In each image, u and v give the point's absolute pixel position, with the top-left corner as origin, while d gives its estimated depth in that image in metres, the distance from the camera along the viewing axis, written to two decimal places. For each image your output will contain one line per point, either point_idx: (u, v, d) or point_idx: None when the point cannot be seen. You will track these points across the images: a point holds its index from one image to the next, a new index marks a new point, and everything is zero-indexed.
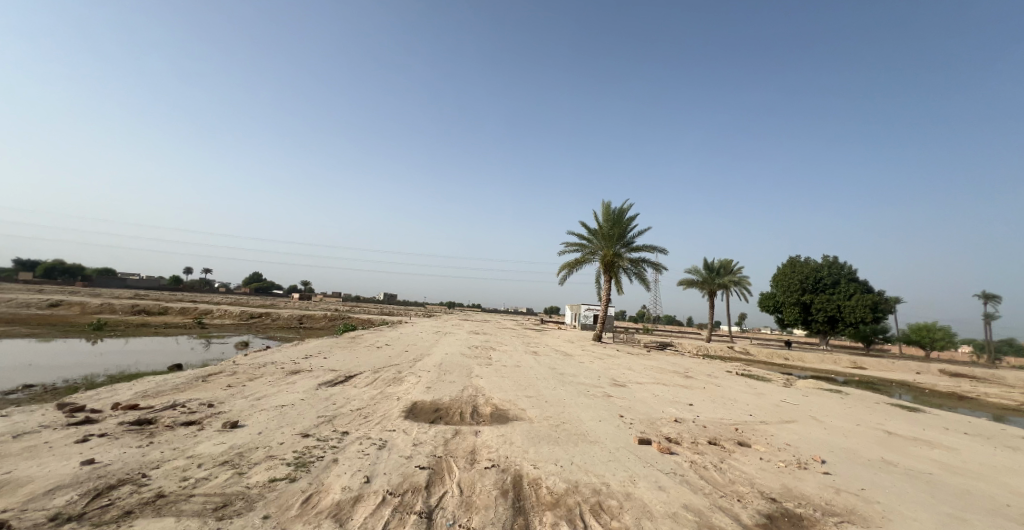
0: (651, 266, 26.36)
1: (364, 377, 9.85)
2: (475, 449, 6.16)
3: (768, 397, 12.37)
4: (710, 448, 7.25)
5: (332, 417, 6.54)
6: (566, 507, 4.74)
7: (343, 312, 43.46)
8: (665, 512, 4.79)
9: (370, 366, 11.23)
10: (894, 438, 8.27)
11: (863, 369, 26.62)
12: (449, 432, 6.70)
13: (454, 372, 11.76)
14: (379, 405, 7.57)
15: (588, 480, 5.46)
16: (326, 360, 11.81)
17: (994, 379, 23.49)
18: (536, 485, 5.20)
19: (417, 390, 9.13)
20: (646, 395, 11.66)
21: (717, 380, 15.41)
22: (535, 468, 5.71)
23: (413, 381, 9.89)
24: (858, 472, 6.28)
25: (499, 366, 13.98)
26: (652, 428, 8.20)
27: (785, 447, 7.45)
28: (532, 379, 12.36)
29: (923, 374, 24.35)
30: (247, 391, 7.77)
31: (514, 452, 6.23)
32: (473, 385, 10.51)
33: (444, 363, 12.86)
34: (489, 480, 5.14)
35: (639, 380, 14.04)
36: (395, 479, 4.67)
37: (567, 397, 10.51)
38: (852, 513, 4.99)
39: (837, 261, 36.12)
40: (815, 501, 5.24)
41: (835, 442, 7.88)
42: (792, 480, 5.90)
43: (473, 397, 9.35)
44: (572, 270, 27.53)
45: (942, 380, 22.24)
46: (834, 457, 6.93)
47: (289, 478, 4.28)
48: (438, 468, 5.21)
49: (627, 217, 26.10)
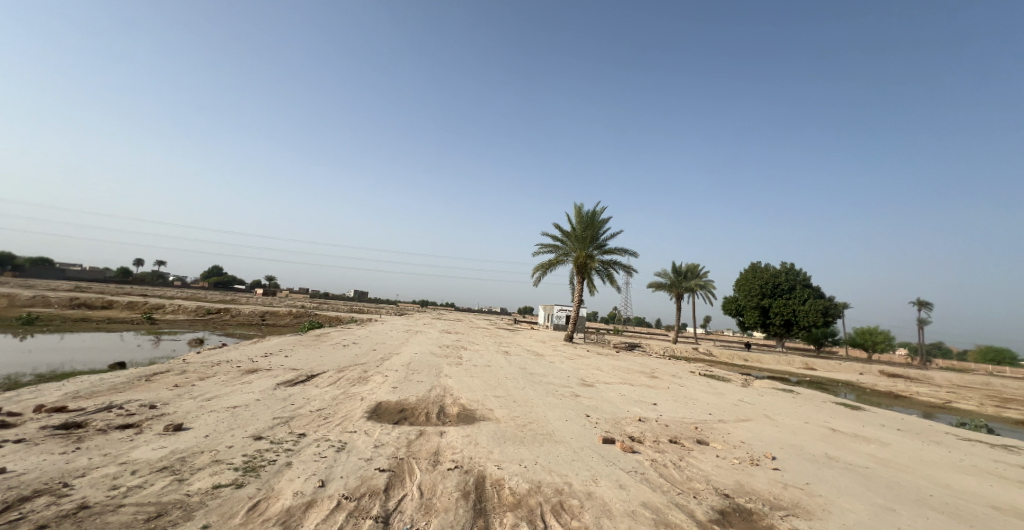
0: (622, 269, 26.97)
1: (325, 377, 9.50)
2: (439, 451, 6.05)
3: (726, 397, 12.88)
4: (670, 446, 7.47)
5: (289, 418, 6.28)
6: (527, 507, 4.73)
7: (309, 312, 36.62)
8: (624, 510, 4.86)
9: (333, 365, 10.86)
10: (837, 435, 8.77)
11: (814, 369, 28.19)
12: (412, 433, 6.55)
13: (423, 371, 11.58)
14: (341, 405, 7.34)
15: (550, 480, 5.48)
16: (287, 358, 11.31)
17: (926, 380, 25.45)
18: (498, 486, 5.17)
19: (382, 390, 8.90)
20: (613, 394, 11.88)
21: (680, 380, 15.98)
22: (499, 469, 5.68)
23: (379, 381, 9.64)
24: (804, 468, 6.61)
25: (469, 366, 13.88)
26: (617, 428, 8.35)
27: (739, 444, 7.77)
28: (502, 379, 12.34)
29: (866, 375, 26.02)
30: (197, 391, 7.35)
31: (478, 453, 6.18)
32: (441, 384, 10.37)
33: (413, 363, 12.65)
34: (451, 482, 5.06)
35: (607, 380, 14.35)
36: (354, 483, 4.51)
37: (535, 397, 10.56)
38: (797, 507, 5.22)
39: (793, 268, 38.09)
40: (764, 496, 5.47)
41: (785, 439, 8.27)
42: (744, 476, 6.15)
43: (440, 396, 9.22)
44: (546, 270, 27.75)
45: (883, 381, 23.81)
46: (783, 454, 7.27)
47: (235, 485, 4.06)
48: (400, 470, 5.08)
49: (600, 220, 26.53)
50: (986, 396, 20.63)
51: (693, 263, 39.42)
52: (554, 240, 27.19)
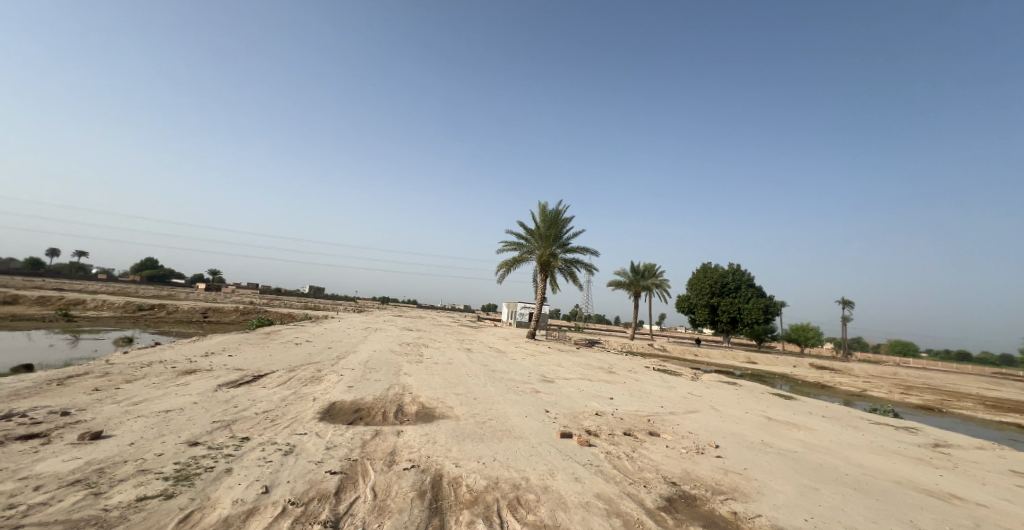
0: (584, 267, 27.58)
1: (275, 377, 9.05)
2: (395, 451, 5.94)
3: (677, 390, 13.53)
4: (625, 438, 7.75)
5: (231, 421, 5.92)
6: (484, 504, 4.75)
7: (256, 312, 31.83)
8: (579, 502, 4.99)
9: (283, 364, 10.36)
10: (773, 423, 9.46)
11: (755, 363, 30.23)
12: (367, 434, 6.37)
13: (381, 369, 11.33)
14: (291, 407, 7.01)
15: (508, 476, 5.53)
16: (230, 358, 10.63)
17: (849, 371, 28.00)
18: (455, 484, 5.15)
19: (336, 390, 8.59)
20: (572, 390, 12.13)
21: (635, 375, 16.61)
22: (456, 467, 5.65)
23: (334, 380, 9.31)
24: (743, 454, 7.09)
25: (429, 363, 13.69)
26: (575, 422, 8.55)
27: (687, 435, 8.19)
28: (463, 376, 12.28)
29: (799, 368, 28.21)
30: (122, 395, 6.76)
31: (436, 452, 6.12)
32: (400, 383, 10.16)
33: (371, 361, 12.29)
34: (407, 482, 4.99)
35: (566, 375, 14.66)
36: (302, 488, 4.33)
37: (496, 393, 10.60)
38: (736, 490, 5.59)
39: (739, 268, 40.54)
40: (708, 483, 5.79)
41: (728, 428, 8.82)
42: (690, 464, 6.50)
43: (399, 395, 9.03)
44: (510, 268, 27.85)
45: (813, 373, 25.93)
46: (726, 442, 7.75)
47: (164, 496, 3.78)
48: (353, 472, 4.93)
49: (563, 219, 26.96)
50: (897, 384, 23.04)
51: (651, 263, 40.99)
52: (517, 238, 27.36)
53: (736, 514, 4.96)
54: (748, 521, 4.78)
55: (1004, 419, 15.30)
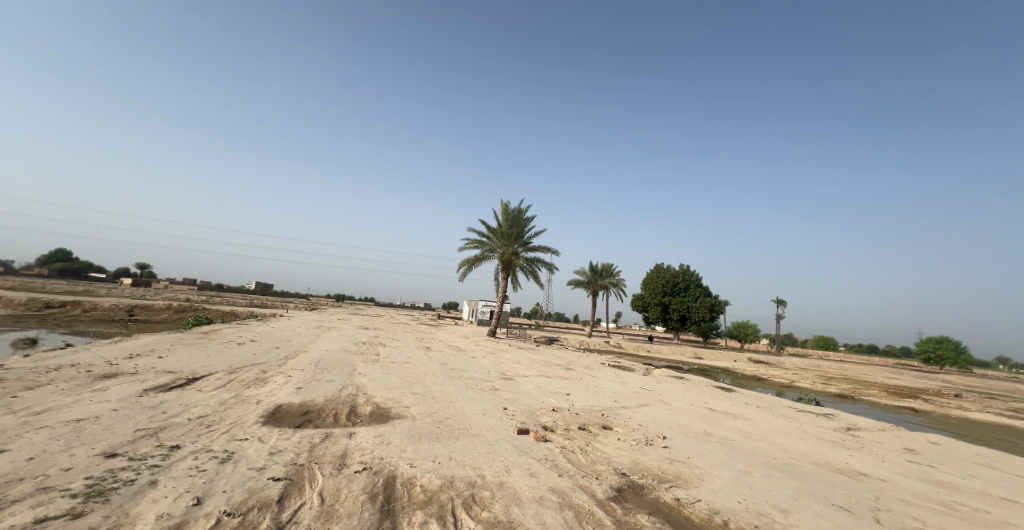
0: (545, 266, 27.97)
1: (213, 380, 8.47)
2: (346, 453, 5.76)
3: (629, 385, 14.09)
4: (579, 432, 7.97)
5: (158, 429, 5.49)
6: (438, 504, 4.72)
7: (190, 311, 29.10)
8: (533, 497, 5.08)
9: (223, 366, 9.72)
10: (714, 413, 10.09)
11: (701, 358, 32.05)
12: (317, 437, 6.13)
13: (333, 370, 10.93)
14: (230, 411, 6.60)
15: (464, 474, 5.52)
16: (160, 360, 9.82)
17: (781, 364, 30.41)
18: (409, 484, 5.08)
19: (283, 392, 8.18)
20: (530, 387, 12.29)
21: (591, 371, 17.09)
22: (411, 467, 5.57)
23: (280, 381, 8.87)
24: (687, 444, 7.51)
25: (386, 363, 13.35)
26: (532, 419, 8.68)
27: (638, 427, 8.55)
28: (421, 375, 12.08)
29: (739, 362, 30.25)
30: (24, 404, 6.08)
31: (390, 453, 6.00)
32: (354, 383, 9.86)
33: (323, 361, 11.83)
34: (357, 485, 4.86)
35: (525, 373, 14.82)
36: (240, 497, 4.10)
37: (454, 392, 10.54)
38: (679, 478, 5.92)
39: (689, 268, 42.76)
40: (654, 472, 6.09)
41: (675, 419, 9.31)
42: (639, 455, 6.80)
43: (352, 396, 8.76)
44: (472, 266, 27.71)
45: (751, 366, 27.91)
46: (672, 433, 8.18)
47: (71, 515, 3.45)
48: (299, 478, 4.73)
49: (525, 218, 27.17)
50: (821, 375, 25.31)
51: (608, 263, 42.27)
52: (479, 236, 27.25)
53: (678, 499, 5.25)
54: (689, 506, 5.07)
55: (907, 405, 17.23)
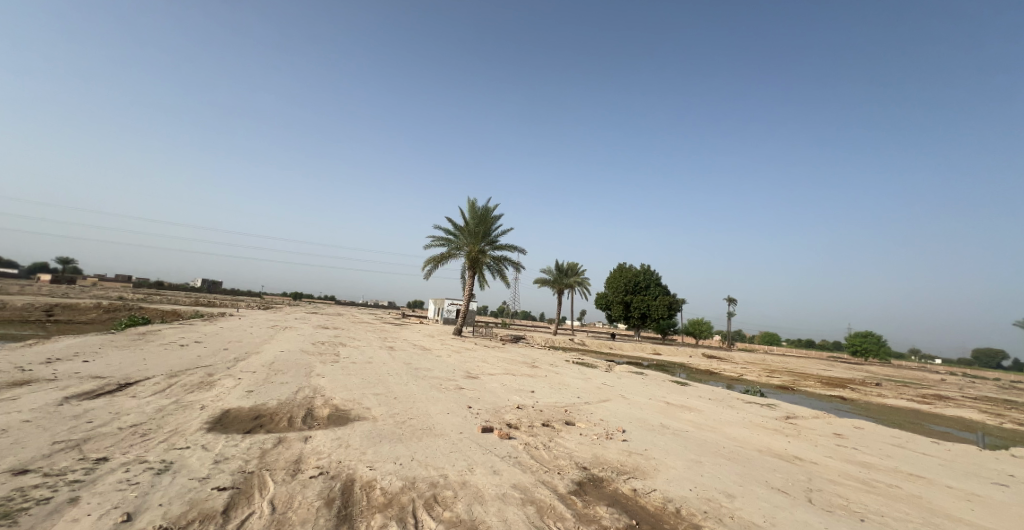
0: (511, 264, 28.04)
1: (150, 385, 7.88)
2: (301, 458, 5.53)
3: (592, 381, 14.42)
4: (543, 429, 8.07)
5: (81, 441, 5.04)
6: (398, 506, 4.63)
7: (122, 311, 26.95)
8: (495, 494, 5.09)
9: (162, 370, 9.05)
10: (670, 407, 10.51)
11: (660, 354, 33.32)
12: (268, 442, 5.84)
13: (288, 371, 10.48)
14: (169, 418, 6.16)
15: (426, 474, 5.45)
16: (88, 365, 9.01)
17: (732, 359, 32.17)
18: (368, 488, 4.95)
19: (231, 395, 7.74)
20: (495, 385, 12.32)
21: (556, 368, 17.36)
22: (370, 470, 5.43)
23: (228, 385, 8.40)
24: (645, 436, 7.79)
25: (346, 363, 12.92)
26: (496, 416, 8.70)
27: (599, 422, 8.75)
28: (383, 376, 11.80)
29: (694, 357, 31.69)
30: None
31: (348, 456, 5.81)
32: (311, 385, 9.49)
33: (277, 362, 11.30)
34: (312, 491, 4.68)
35: (490, 371, 14.82)
36: (179, 510, 3.84)
37: (418, 391, 10.39)
38: (637, 469, 6.12)
39: (650, 268, 44.28)
40: (614, 464, 6.27)
41: (634, 413, 9.61)
42: (599, 449, 6.98)
43: (309, 398, 8.42)
44: (438, 264, 27.36)
45: (705, 362, 29.33)
46: (631, 426, 8.45)
47: None
48: (247, 486, 4.50)
49: (492, 216, 27.11)
50: (766, 369, 27.01)
51: (574, 262, 43.00)
52: (444, 234, 26.93)
53: (636, 490, 5.42)
54: (645, 496, 5.26)
55: (837, 394, 18.75)
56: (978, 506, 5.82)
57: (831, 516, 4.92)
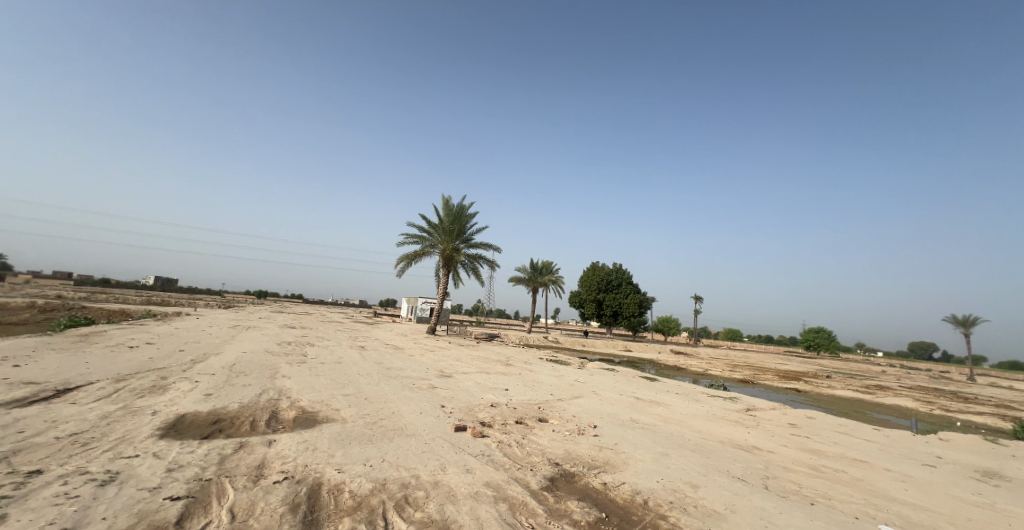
0: (486, 263, 27.94)
1: (94, 391, 7.37)
2: (264, 463, 5.31)
3: (565, 378, 14.58)
4: (516, 426, 8.08)
5: (11, 454, 4.64)
6: (368, 508, 4.52)
7: (63, 311, 25.17)
8: (468, 493, 5.05)
9: (108, 374, 8.48)
10: (640, 402, 10.75)
11: (630, 351, 34.11)
12: (228, 448, 5.57)
13: (251, 373, 10.06)
14: (116, 426, 5.78)
15: (397, 476, 5.35)
16: (23, 370, 8.33)
17: (698, 355, 33.33)
18: (336, 491, 4.81)
19: (188, 400, 7.35)
20: (468, 383, 12.24)
21: (530, 366, 17.46)
22: (339, 473, 5.28)
23: (184, 388, 7.97)
24: (616, 431, 7.93)
25: (314, 364, 12.53)
26: (469, 415, 8.65)
27: (572, 418, 8.84)
28: (353, 376, 11.52)
29: (663, 354, 32.63)
30: None
31: (316, 459, 5.63)
32: (276, 387, 9.13)
33: (239, 364, 10.81)
34: (275, 497, 4.50)
35: (464, 370, 14.73)
36: (126, 523, 3.61)
37: (389, 391, 10.19)
38: (607, 463, 6.23)
39: (622, 267, 45.18)
40: (585, 460, 6.35)
41: (605, 409, 9.77)
42: (571, 444, 7.05)
43: (273, 401, 8.11)
44: (411, 262, 26.93)
45: (673, 358, 30.23)
46: (603, 422, 8.58)
47: None
48: (204, 494, 4.27)
49: (467, 214, 26.90)
50: (730, 363, 28.14)
51: (548, 261, 43.32)
52: (418, 231, 26.53)
53: (606, 484, 5.51)
54: (615, 489, 5.35)
55: (794, 386, 19.75)
56: (914, 486, 6.26)
57: (786, 502, 5.16)
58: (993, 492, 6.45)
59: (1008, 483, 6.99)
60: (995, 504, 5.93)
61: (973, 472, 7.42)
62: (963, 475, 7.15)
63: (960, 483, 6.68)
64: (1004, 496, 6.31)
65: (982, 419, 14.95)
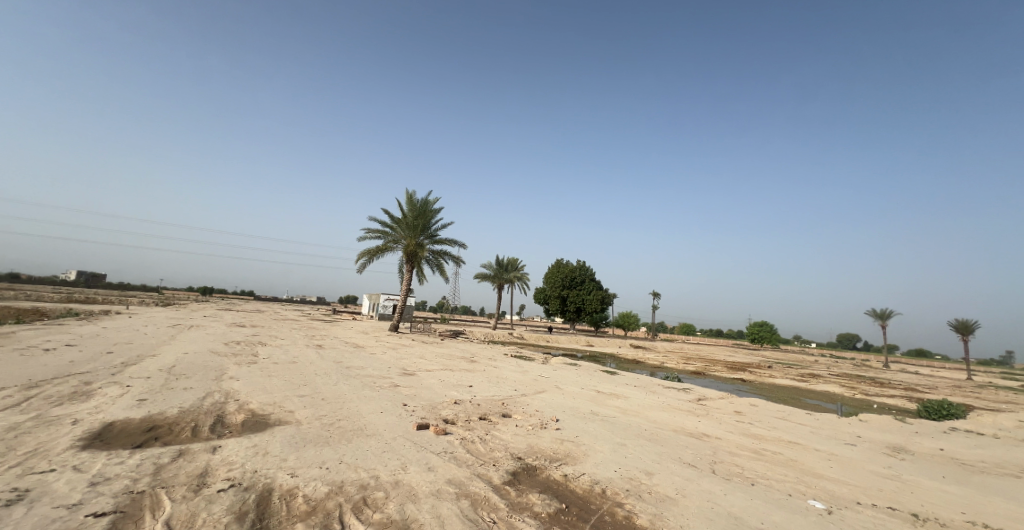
0: (452, 259, 27.61)
1: (3, 400, 6.58)
2: (207, 471, 4.96)
3: (529, 374, 14.69)
4: (480, 422, 8.04)
5: None
6: (323, 512, 4.33)
7: None
8: (429, 491, 4.96)
9: (21, 381, 7.60)
10: (600, 395, 10.99)
11: (593, 346, 34.95)
12: (165, 456, 5.15)
13: (194, 375, 9.38)
14: (29, 438, 5.18)
15: (355, 477, 5.16)
16: None
17: (656, 348, 34.71)
18: (289, 496, 4.57)
19: (118, 406, 6.73)
20: (432, 381, 12.06)
21: (494, 362, 17.46)
22: (292, 477, 5.01)
23: (114, 394, 7.29)
24: (577, 424, 8.06)
25: (267, 364, 11.88)
26: (432, 412, 8.51)
27: (535, 413, 8.90)
28: (310, 376, 11.01)
29: (623, 348, 33.68)
30: None
31: (266, 464, 5.33)
32: (223, 389, 8.57)
33: (181, 366, 10.04)
34: (219, 506, 4.20)
35: (427, 367, 14.49)
36: None
37: (348, 391, 9.84)
38: (568, 455, 6.31)
39: (587, 265, 46.07)
40: (547, 453, 6.41)
41: (567, 403, 9.91)
42: (534, 438, 7.10)
43: (220, 404, 7.61)
44: (373, 258, 26.14)
45: (633, 352, 31.25)
46: (565, 415, 8.70)
47: None
48: (135, 509, 3.92)
49: (432, 209, 26.45)
50: (685, 356, 29.48)
51: (514, 258, 43.41)
52: (381, 226, 25.80)
53: (567, 476, 5.57)
54: (574, 480, 5.43)
55: (741, 376, 20.98)
56: (838, 463, 6.81)
57: (733, 484, 5.45)
58: (900, 465, 7.14)
59: (913, 457, 7.76)
60: (903, 476, 6.56)
61: (885, 448, 8.19)
62: (877, 451, 7.86)
63: (874, 458, 7.35)
64: (910, 468, 7.01)
65: (895, 401, 16.55)
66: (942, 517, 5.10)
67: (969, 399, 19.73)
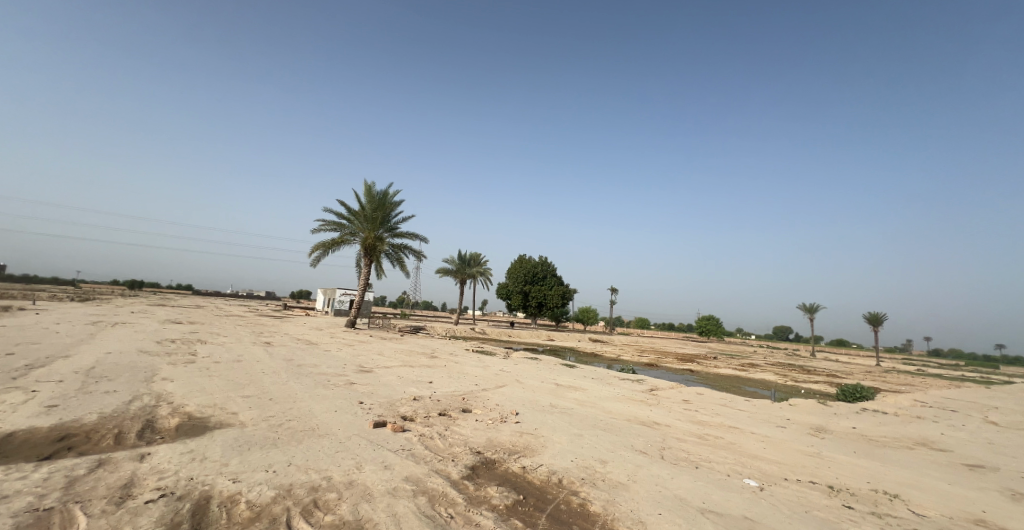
0: (412, 253, 26.96)
1: None
2: (132, 482, 4.49)
3: (489, 368, 14.65)
4: (439, 418, 7.89)
5: None
6: (269, 518, 4.05)
7: None
8: (385, 490, 4.77)
9: None
10: (559, 387, 11.14)
11: (553, 340, 35.54)
12: (81, 468, 4.62)
13: (120, 378, 8.52)
14: None
15: (304, 479, 4.87)
16: None
17: (613, 341, 35.86)
18: (229, 503, 4.23)
19: (26, 414, 5.98)
20: (390, 377, 11.72)
21: (455, 357, 17.29)
22: (233, 483, 4.66)
23: (20, 401, 6.46)
24: (536, 416, 8.11)
25: (208, 363, 11.04)
26: (390, 409, 8.27)
27: (495, 407, 8.84)
28: (257, 375, 10.36)
29: (582, 342, 34.50)
30: None
31: (204, 470, 4.91)
32: (155, 392, 7.85)
33: (106, 368, 9.10)
34: (146, 519, 3.81)
35: (386, 364, 14.09)
36: None
37: (300, 390, 9.35)
38: (527, 447, 6.33)
39: (548, 261, 46.60)
40: (505, 446, 6.39)
41: (527, 396, 9.96)
42: (493, 432, 7.06)
43: (151, 407, 6.96)
44: (328, 251, 24.99)
45: (591, 345, 32.10)
46: (524, 408, 8.74)
47: None
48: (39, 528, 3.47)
49: (392, 201, 25.66)
50: (640, 349, 30.66)
51: (476, 253, 43.12)
52: (337, 217, 24.69)
53: (525, 468, 5.55)
54: (533, 471, 5.43)
55: (691, 367, 22.10)
56: (774, 444, 7.30)
57: (682, 468, 5.67)
58: (826, 443, 7.77)
59: (836, 436, 8.47)
60: (824, 453, 7.15)
61: (813, 429, 8.87)
62: (805, 432, 8.52)
63: (804, 438, 7.95)
64: (832, 446, 7.65)
65: (822, 386, 18.10)
66: (864, 488, 5.57)
67: (879, 383, 21.97)
